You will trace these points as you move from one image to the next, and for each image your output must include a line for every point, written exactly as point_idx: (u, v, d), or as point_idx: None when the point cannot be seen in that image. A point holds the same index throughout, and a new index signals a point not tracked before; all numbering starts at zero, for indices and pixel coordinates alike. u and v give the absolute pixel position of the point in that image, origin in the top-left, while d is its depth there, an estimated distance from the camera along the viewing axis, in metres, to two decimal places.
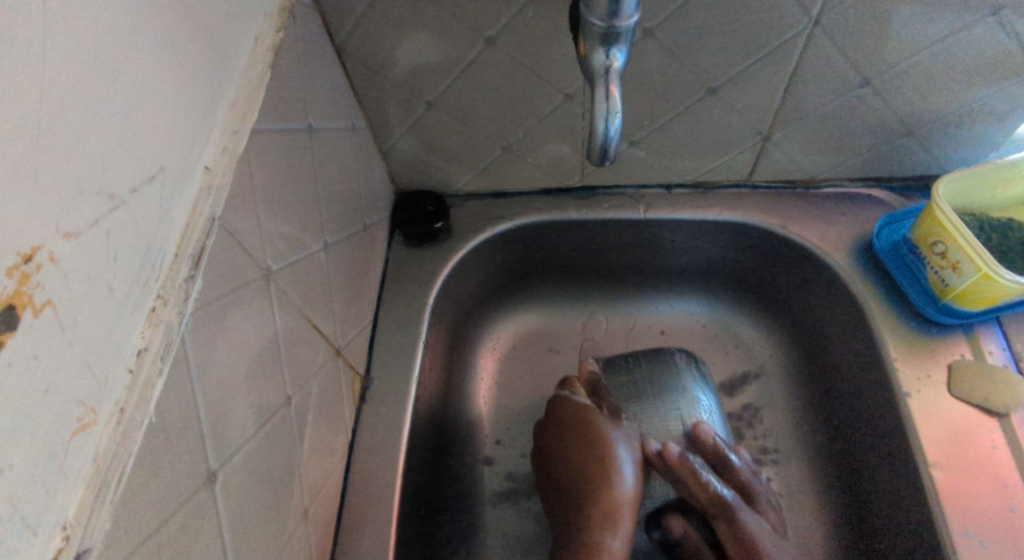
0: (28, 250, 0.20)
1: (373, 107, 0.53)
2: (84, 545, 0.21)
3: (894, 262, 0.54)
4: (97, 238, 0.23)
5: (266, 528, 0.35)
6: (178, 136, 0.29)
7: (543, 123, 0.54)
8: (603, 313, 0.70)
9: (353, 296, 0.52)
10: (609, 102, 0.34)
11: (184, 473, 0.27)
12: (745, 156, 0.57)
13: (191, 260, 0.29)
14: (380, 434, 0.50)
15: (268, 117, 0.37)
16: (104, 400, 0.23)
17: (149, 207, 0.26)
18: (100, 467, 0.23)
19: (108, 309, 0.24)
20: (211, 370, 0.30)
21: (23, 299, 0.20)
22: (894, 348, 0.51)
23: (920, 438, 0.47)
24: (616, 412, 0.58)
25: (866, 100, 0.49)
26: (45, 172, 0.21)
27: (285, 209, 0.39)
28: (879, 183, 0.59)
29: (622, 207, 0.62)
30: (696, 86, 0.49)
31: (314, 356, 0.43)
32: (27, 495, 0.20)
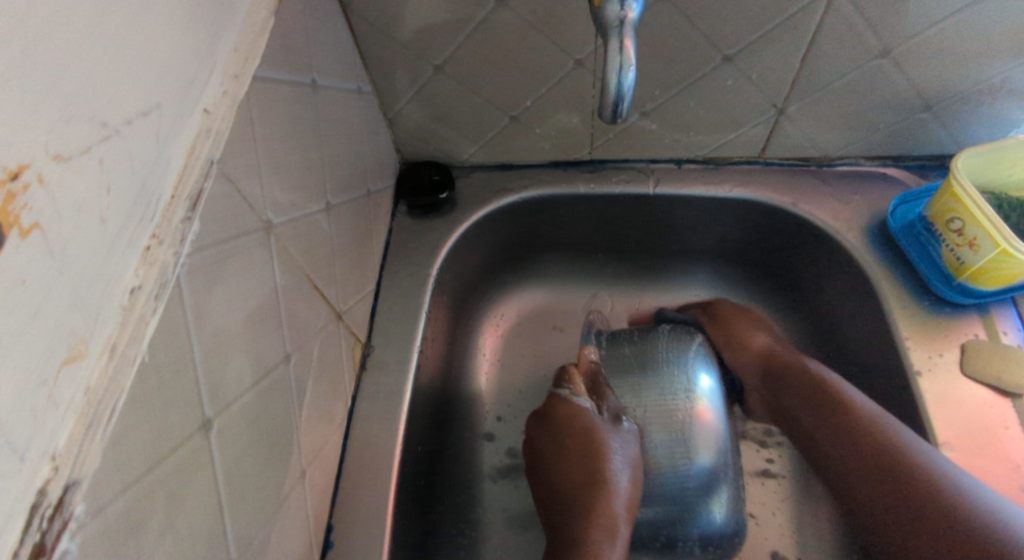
0: (15, 168, 0.19)
1: (379, 70, 0.52)
2: (73, 478, 0.21)
3: (909, 242, 0.53)
4: (88, 166, 0.22)
5: (263, 485, 0.34)
6: (176, 73, 0.28)
7: (552, 90, 0.53)
8: (608, 291, 0.69)
9: (356, 262, 0.51)
10: (622, 55, 0.33)
11: (178, 418, 0.26)
12: (758, 130, 0.56)
13: (188, 202, 0.28)
14: (380, 401, 0.50)
15: (271, 65, 0.36)
16: (95, 333, 0.23)
17: (143, 142, 0.25)
18: (90, 401, 0.22)
19: (99, 241, 0.23)
20: (207, 316, 0.29)
21: (9, 218, 0.19)
22: (906, 327, 0.50)
23: (932, 418, 0.46)
24: (616, 414, 0.57)
25: (885, 72, 0.48)
26: (34, 89, 0.20)
27: (287, 164, 0.38)
28: (894, 162, 0.58)
29: (631, 182, 0.61)
30: (711, 53, 0.48)
31: (314, 317, 0.42)
32: (12, 422, 0.19)
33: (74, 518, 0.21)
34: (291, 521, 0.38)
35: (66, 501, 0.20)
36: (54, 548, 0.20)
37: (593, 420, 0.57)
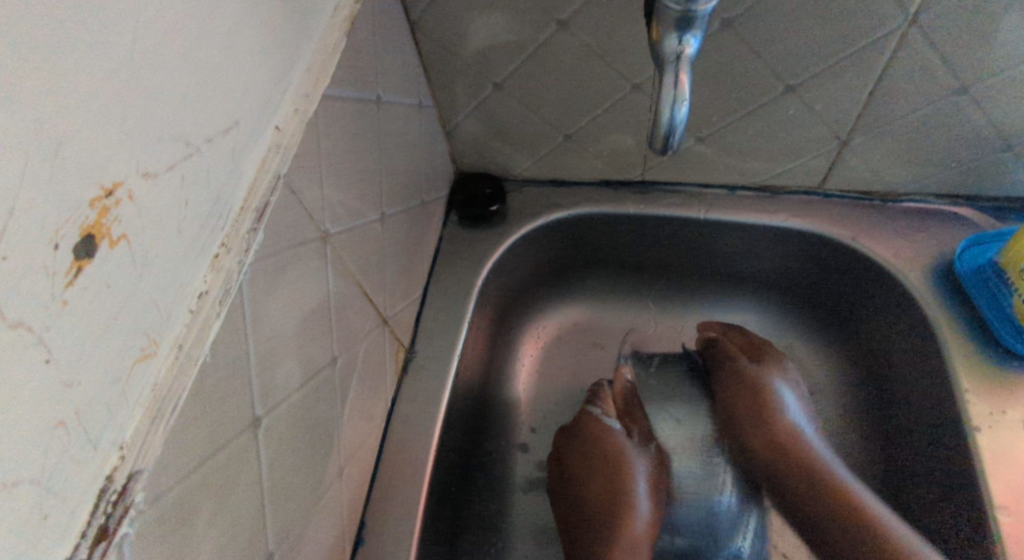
0: (110, 185, 0.21)
1: (441, 86, 0.54)
2: (135, 467, 0.23)
3: (977, 288, 0.49)
4: (172, 181, 0.25)
5: (303, 481, 0.36)
6: (254, 95, 0.30)
7: (607, 112, 0.53)
8: (651, 312, 0.68)
9: (405, 270, 0.53)
10: (677, 89, 0.33)
11: (231, 413, 0.28)
12: (820, 161, 0.54)
13: (255, 214, 0.30)
14: (418, 406, 0.51)
15: (340, 84, 0.38)
16: (166, 334, 0.25)
17: (221, 159, 0.28)
18: (156, 396, 0.24)
19: (174, 251, 0.25)
20: (264, 320, 0.31)
21: (101, 230, 0.21)
22: (966, 378, 0.47)
23: (989, 480, 0.43)
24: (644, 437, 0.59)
25: (963, 110, 0.46)
26: (132, 114, 0.22)
27: (348, 176, 0.40)
28: (968, 202, 0.55)
29: (681, 205, 0.60)
30: (773, 84, 0.47)
31: (362, 322, 0.44)
32: (91, 412, 0.21)
33: (134, 504, 0.22)
34: (327, 516, 0.40)
35: (129, 487, 0.22)
36: (115, 531, 0.22)
37: (621, 440, 0.58)
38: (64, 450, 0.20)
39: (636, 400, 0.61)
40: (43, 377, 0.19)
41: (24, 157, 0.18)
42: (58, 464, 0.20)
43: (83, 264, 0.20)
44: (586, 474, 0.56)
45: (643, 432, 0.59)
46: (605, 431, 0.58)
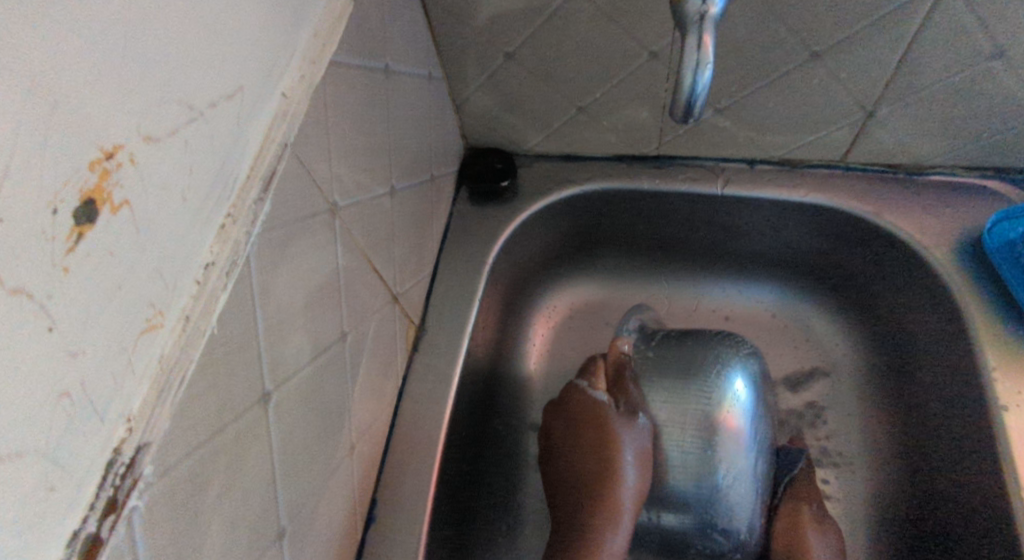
0: (110, 147, 0.20)
1: (451, 56, 0.52)
2: (144, 440, 0.22)
3: (1007, 265, 0.48)
4: (175, 147, 0.24)
5: (315, 457, 0.36)
6: (259, 59, 0.29)
7: (623, 83, 0.51)
8: (664, 291, 0.67)
9: (415, 246, 0.52)
10: (700, 52, 0.31)
11: (241, 387, 0.28)
12: (844, 133, 0.52)
13: (261, 183, 0.29)
14: (429, 383, 0.51)
15: (347, 51, 0.36)
16: (172, 305, 0.24)
17: (225, 125, 0.27)
18: (164, 368, 0.23)
19: (180, 220, 0.24)
20: (272, 293, 0.30)
21: (102, 195, 0.20)
22: (994, 356, 0.46)
23: (1017, 460, 0.42)
24: (634, 409, 0.55)
25: (998, 76, 0.43)
26: (133, 74, 0.21)
27: (356, 148, 0.39)
28: (998, 175, 0.53)
29: (697, 180, 0.58)
30: (797, 50, 0.45)
31: (372, 298, 0.43)
32: (97, 382, 0.21)
33: (143, 477, 0.22)
34: (339, 492, 0.40)
35: (137, 460, 0.22)
36: (125, 504, 0.21)
37: (607, 412, 0.55)
38: (70, 421, 0.19)
39: (629, 370, 0.58)
40: (45, 345, 0.18)
41: (16, 113, 0.17)
42: (64, 435, 0.19)
43: (84, 230, 0.20)
44: (573, 443, 0.55)
45: (631, 403, 0.55)
46: (591, 405, 0.56)
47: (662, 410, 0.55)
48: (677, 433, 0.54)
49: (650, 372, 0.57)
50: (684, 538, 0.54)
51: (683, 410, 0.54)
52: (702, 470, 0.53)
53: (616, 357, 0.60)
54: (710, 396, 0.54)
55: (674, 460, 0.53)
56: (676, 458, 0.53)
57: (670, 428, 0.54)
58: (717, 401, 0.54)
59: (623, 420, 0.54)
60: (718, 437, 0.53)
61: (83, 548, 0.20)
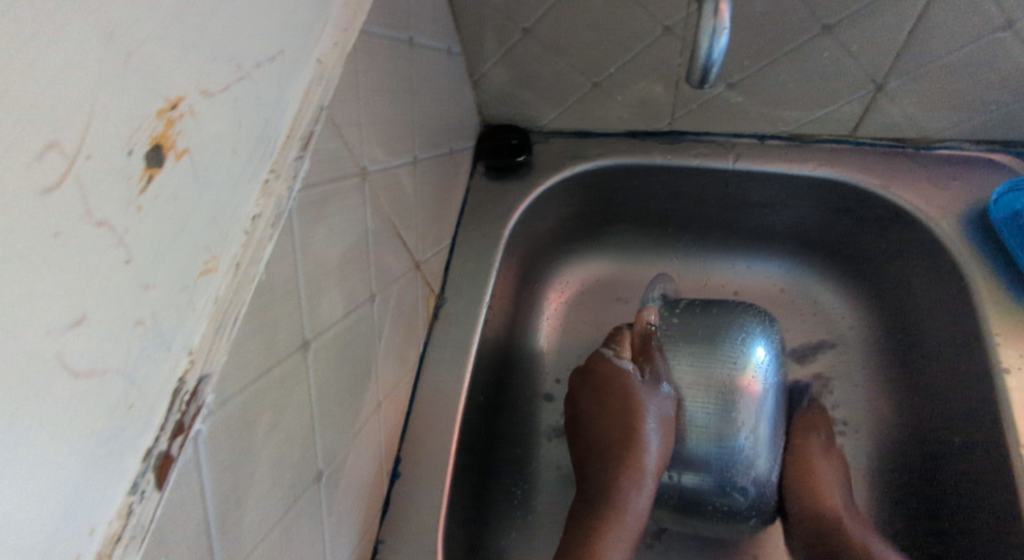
0: (174, 98, 0.22)
1: (470, 31, 0.53)
2: (204, 372, 0.24)
3: (1009, 231, 0.49)
4: (227, 102, 0.25)
5: (346, 408, 0.38)
6: (298, 24, 0.30)
7: (637, 57, 0.53)
8: (675, 266, 0.68)
9: (435, 217, 0.54)
10: (717, 20, 0.32)
11: (284, 333, 0.30)
12: (853, 107, 0.53)
13: (300, 143, 0.31)
14: (449, 349, 0.53)
15: (375, 21, 0.38)
16: (225, 250, 0.26)
17: (268, 85, 0.28)
18: (219, 308, 0.25)
19: (231, 172, 0.26)
20: (310, 248, 0.32)
21: (168, 141, 0.22)
22: (996, 323, 0.47)
23: (1016, 418, 0.43)
24: (656, 374, 0.54)
25: (1006, 48, 0.44)
26: (193, 30, 0.23)
27: (383, 116, 0.41)
28: (1005, 148, 0.54)
29: (709, 155, 0.59)
30: (809, 23, 0.46)
31: (396, 264, 0.45)
32: (164, 315, 0.22)
33: (205, 406, 0.24)
34: (367, 445, 0.42)
35: (199, 390, 0.24)
36: (190, 427, 0.23)
37: (632, 381, 0.55)
38: (143, 347, 0.21)
39: (653, 340, 0.56)
40: (124, 275, 0.20)
41: (99, 58, 0.19)
42: (138, 360, 0.21)
43: (153, 172, 0.21)
44: (598, 412, 0.56)
45: (655, 371, 0.54)
46: (617, 374, 0.56)
47: (684, 379, 0.53)
48: (699, 402, 0.52)
49: (675, 340, 0.55)
50: (705, 497, 0.52)
51: (704, 378, 0.52)
52: (726, 436, 0.50)
53: (641, 325, 0.58)
54: (733, 363, 0.51)
55: (692, 426, 0.52)
56: (698, 420, 0.52)
57: (694, 395, 0.52)
58: (740, 369, 0.51)
59: (647, 388, 0.54)
60: (739, 403, 0.50)
61: (157, 463, 0.22)
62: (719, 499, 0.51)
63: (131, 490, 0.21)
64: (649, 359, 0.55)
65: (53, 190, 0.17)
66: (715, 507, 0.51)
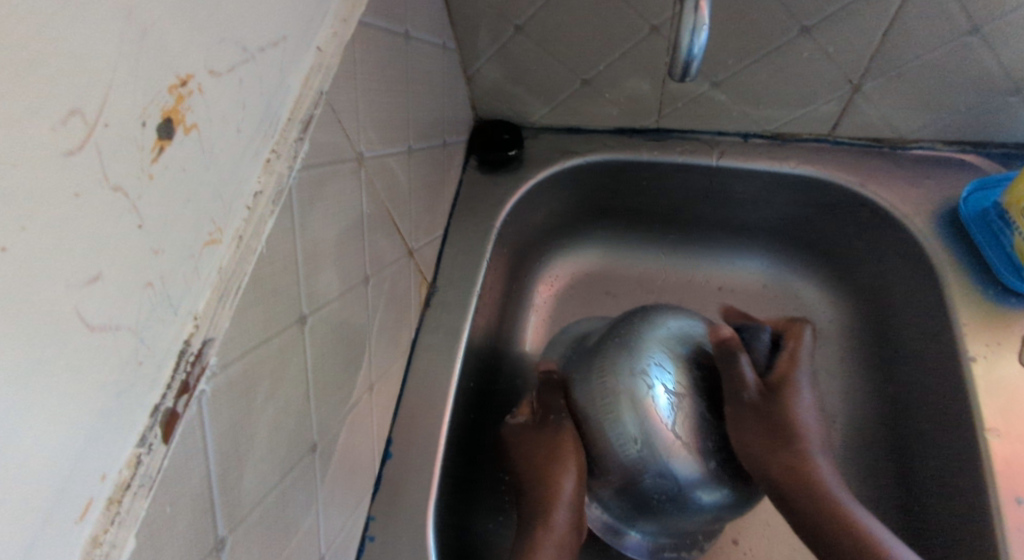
0: (184, 76, 0.24)
1: (464, 28, 0.55)
2: (208, 335, 0.26)
3: (979, 228, 0.52)
4: (233, 83, 0.27)
5: (340, 385, 0.39)
6: (300, 12, 0.32)
7: (625, 56, 0.54)
8: (661, 261, 0.70)
9: (428, 207, 0.55)
10: (696, 15, 0.34)
11: (283, 306, 0.31)
12: (832, 107, 0.55)
13: (301, 125, 0.32)
14: (440, 335, 0.54)
15: (373, 13, 0.39)
16: (229, 224, 0.27)
17: (271, 69, 0.30)
18: (222, 278, 0.27)
19: (235, 149, 0.27)
20: (309, 227, 0.34)
21: (178, 116, 0.23)
22: (965, 313, 0.49)
23: (981, 402, 0.46)
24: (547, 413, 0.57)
25: (974, 52, 0.47)
26: (203, 13, 0.24)
27: (379, 105, 0.42)
28: (976, 148, 0.56)
29: (694, 152, 0.61)
30: (789, 24, 0.48)
31: (390, 249, 0.47)
32: (171, 280, 0.24)
33: (209, 367, 0.25)
34: (360, 424, 0.43)
35: (204, 352, 0.25)
36: (195, 388, 0.25)
37: (529, 446, 0.56)
38: (152, 309, 0.23)
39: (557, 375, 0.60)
40: (136, 239, 0.22)
41: (118, 34, 0.20)
42: (147, 320, 0.23)
43: (164, 144, 0.23)
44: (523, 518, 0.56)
45: (548, 411, 0.57)
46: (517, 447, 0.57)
47: (594, 406, 0.54)
48: (618, 427, 0.51)
49: (581, 365, 0.57)
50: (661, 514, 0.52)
51: (613, 399, 0.52)
52: (651, 437, 0.49)
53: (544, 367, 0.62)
54: (632, 389, 0.51)
55: (621, 435, 0.51)
56: (624, 431, 0.50)
57: (609, 404, 0.52)
58: (645, 390, 0.50)
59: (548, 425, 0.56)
60: (658, 426, 0.49)
61: (163, 419, 0.23)
62: (661, 492, 0.50)
63: (140, 443, 0.23)
64: (550, 401, 0.58)
65: (74, 153, 0.19)
66: (657, 497, 0.50)
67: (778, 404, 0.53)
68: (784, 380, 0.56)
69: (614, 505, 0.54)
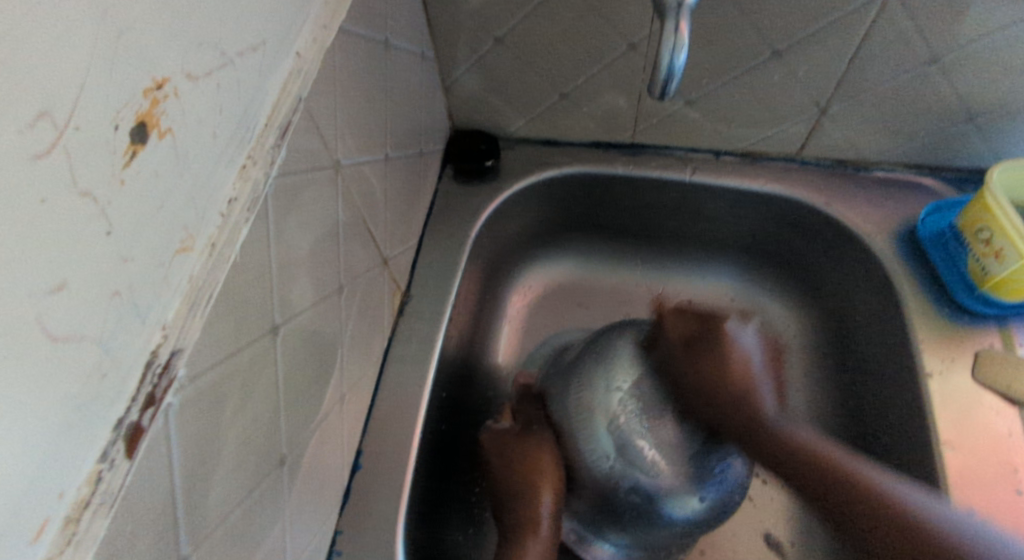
0: (159, 78, 0.23)
1: (443, 37, 0.55)
2: (177, 346, 0.25)
3: (937, 250, 0.54)
4: (210, 87, 0.26)
5: (310, 395, 0.38)
6: (279, 17, 0.31)
7: (603, 71, 0.55)
8: (632, 274, 0.71)
9: (403, 215, 0.55)
10: (677, 36, 0.35)
11: (256, 317, 0.31)
12: (799, 128, 0.57)
13: (277, 131, 0.32)
14: (413, 345, 0.54)
15: (354, 20, 0.39)
16: (202, 231, 0.27)
17: (250, 74, 0.29)
18: (194, 286, 0.26)
19: (210, 154, 0.27)
20: (284, 235, 0.33)
21: (152, 119, 0.23)
22: (921, 329, 0.52)
23: (935, 417, 0.48)
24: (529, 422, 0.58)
25: (932, 81, 0.49)
26: (181, 14, 0.24)
27: (357, 113, 0.42)
28: (931, 172, 0.59)
29: (668, 168, 0.63)
30: (760, 48, 0.50)
31: (365, 257, 0.46)
32: (140, 289, 0.23)
33: (176, 378, 0.25)
34: (330, 435, 0.42)
35: (171, 363, 0.25)
36: (161, 400, 0.24)
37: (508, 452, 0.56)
38: (119, 319, 0.22)
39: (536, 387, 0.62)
40: (106, 247, 0.21)
41: (93, 36, 0.19)
42: (114, 330, 0.22)
43: (137, 148, 0.22)
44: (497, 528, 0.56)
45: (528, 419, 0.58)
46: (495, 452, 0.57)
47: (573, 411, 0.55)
48: (594, 441, 0.52)
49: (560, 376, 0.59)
50: (638, 527, 0.53)
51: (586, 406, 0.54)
52: (623, 452, 0.51)
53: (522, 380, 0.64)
54: (609, 405, 0.52)
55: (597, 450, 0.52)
56: (599, 446, 0.52)
57: (583, 415, 0.54)
58: (620, 405, 0.52)
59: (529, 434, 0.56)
60: (636, 444, 0.50)
61: (127, 434, 0.23)
62: (636, 506, 0.52)
63: (101, 459, 0.22)
64: (527, 411, 0.59)
65: (42, 157, 0.18)
66: (631, 510, 0.52)
67: (697, 361, 0.50)
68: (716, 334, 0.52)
69: (589, 519, 0.56)
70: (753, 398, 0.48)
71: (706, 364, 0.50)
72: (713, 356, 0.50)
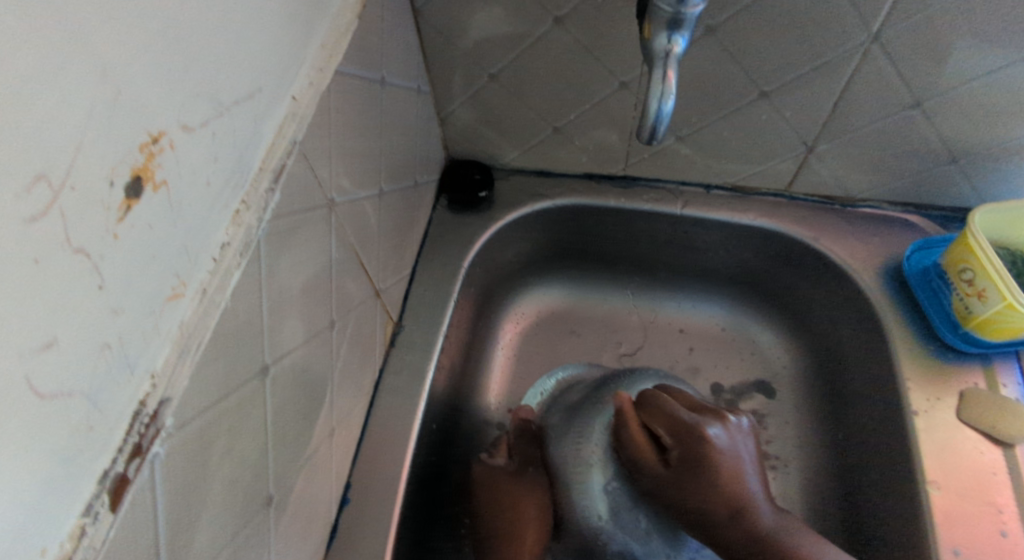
0: (156, 133, 0.23)
1: (439, 72, 0.56)
2: (165, 395, 0.25)
3: (921, 288, 0.55)
4: (205, 137, 0.27)
5: (299, 433, 0.38)
6: (276, 64, 0.32)
7: (595, 108, 0.56)
8: (624, 303, 0.72)
9: (397, 247, 0.55)
10: (665, 84, 0.36)
11: (246, 359, 0.31)
12: (787, 165, 0.59)
13: (272, 175, 0.32)
14: (404, 376, 0.54)
15: (351, 62, 0.40)
16: (193, 277, 0.27)
17: (245, 120, 0.30)
18: (184, 333, 0.26)
19: (204, 201, 0.27)
20: (277, 275, 0.34)
21: (147, 173, 0.23)
22: (907, 367, 0.52)
23: (923, 458, 0.48)
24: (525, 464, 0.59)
25: (915, 123, 0.51)
26: (179, 69, 0.24)
27: (352, 151, 0.43)
28: (917, 210, 0.60)
29: (659, 201, 0.64)
30: (748, 89, 0.51)
31: (357, 291, 0.46)
32: (130, 339, 0.23)
33: (164, 428, 0.25)
34: (318, 471, 0.42)
35: (159, 413, 0.25)
36: (148, 450, 0.24)
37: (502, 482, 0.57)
38: (108, 370, 0.22)
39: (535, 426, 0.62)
40: (97, 300, 0.21)
41: (91, 98, 0.20)
42: (102, 382, 0.22)
43: (131, 203, 0.22)
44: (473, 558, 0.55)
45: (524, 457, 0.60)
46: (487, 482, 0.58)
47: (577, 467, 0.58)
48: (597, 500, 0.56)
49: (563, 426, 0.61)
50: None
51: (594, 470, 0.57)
52: (616, 511, 0.55)
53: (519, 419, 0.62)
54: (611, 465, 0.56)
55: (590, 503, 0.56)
56: (594, 502, 0.56)
57: (580, 468, 0.58)
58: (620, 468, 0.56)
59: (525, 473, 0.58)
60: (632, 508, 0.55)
61: (111, 485, 0.23)
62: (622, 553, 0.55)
63: (85, 512, 0.22)
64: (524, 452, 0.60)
65: (37, 219, 0.18)
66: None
67: (672, 471, 0.50)
68: (682, 441, 0.50)
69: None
70: (744, 510, 0.48)
71: (678, 475, 0.50)
72: (692, 472, 0.49)
